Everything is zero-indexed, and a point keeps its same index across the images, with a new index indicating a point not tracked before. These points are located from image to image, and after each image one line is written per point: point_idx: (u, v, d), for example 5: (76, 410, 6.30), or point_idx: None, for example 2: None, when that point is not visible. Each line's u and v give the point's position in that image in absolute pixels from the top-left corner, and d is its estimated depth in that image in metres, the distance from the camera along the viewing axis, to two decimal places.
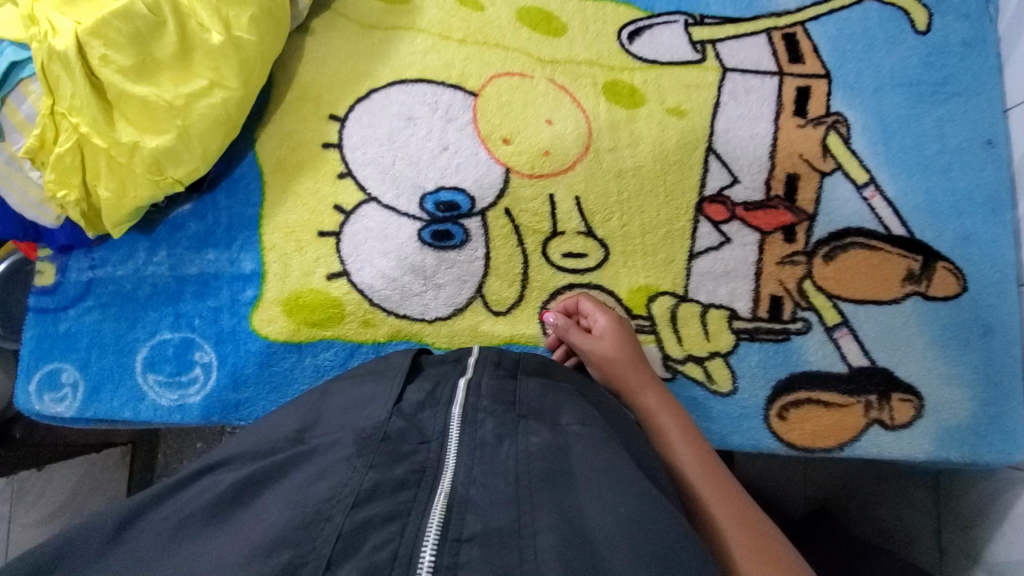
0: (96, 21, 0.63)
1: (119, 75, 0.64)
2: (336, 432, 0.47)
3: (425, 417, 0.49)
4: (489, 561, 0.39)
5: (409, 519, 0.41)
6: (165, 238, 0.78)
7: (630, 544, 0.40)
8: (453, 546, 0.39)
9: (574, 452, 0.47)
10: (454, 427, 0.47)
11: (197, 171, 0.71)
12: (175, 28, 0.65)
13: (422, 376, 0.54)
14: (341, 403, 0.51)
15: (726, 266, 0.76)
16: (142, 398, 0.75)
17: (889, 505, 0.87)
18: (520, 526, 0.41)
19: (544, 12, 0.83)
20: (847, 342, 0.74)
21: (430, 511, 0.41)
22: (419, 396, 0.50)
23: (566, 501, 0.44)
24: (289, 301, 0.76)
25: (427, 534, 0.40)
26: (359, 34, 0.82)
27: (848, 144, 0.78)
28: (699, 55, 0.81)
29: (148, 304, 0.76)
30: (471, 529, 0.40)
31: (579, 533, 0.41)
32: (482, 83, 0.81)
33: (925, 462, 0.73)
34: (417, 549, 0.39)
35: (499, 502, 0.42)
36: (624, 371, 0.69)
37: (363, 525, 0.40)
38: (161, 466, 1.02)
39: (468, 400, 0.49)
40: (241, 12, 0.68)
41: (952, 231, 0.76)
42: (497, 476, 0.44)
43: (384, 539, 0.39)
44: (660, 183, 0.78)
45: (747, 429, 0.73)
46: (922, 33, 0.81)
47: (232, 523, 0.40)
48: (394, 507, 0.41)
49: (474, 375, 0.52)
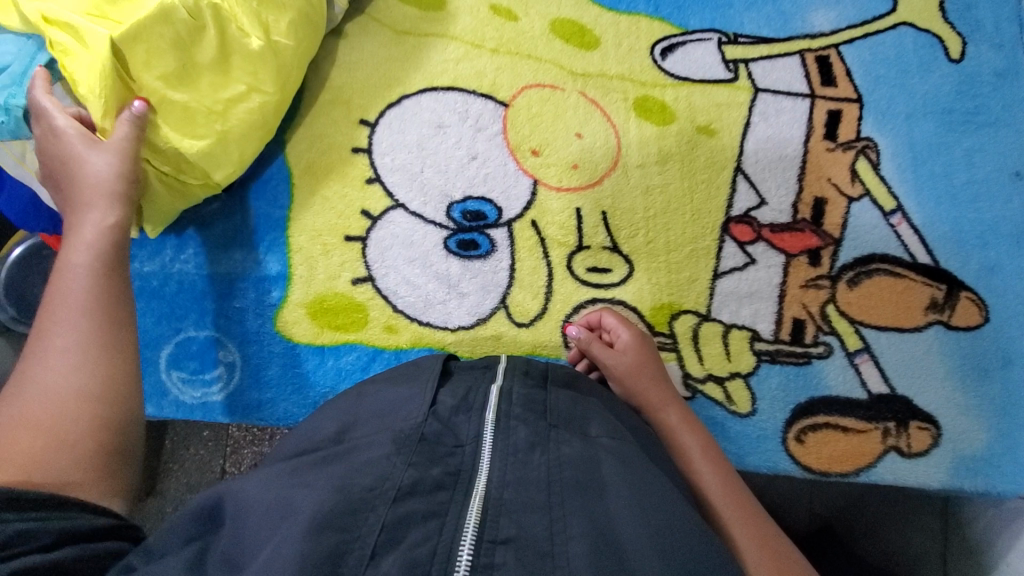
0: (135, 26, 0.61)
1: (161, 82, 0.64)
2: (371, 433, 0.47)
3: (459, 421, 0.48)
4: (522, 563, 0.38)
5: (447, 518, 0.40)
6: (193, 235, 0.78)
7: (661, 558, 0.40)
8: (489, 548, 0.39)
9: (603, 463, 0.46)
10: (487, 432, 0.47)
11: (234, 173, 0.71)
12: (215, 33, 0.65)
13: (454, 381, 0.54)
14: (374, 410, 0.51)
15: (750, 287, 0.77)
16: (165, 394, 0.76)
17: (896, 527, 0.85)
18: (553, 531, 0.40)
19: (578, 24, 0.82)
20: (867, 368, 0.75)
21: (467, 514, 0.40)
22: (453, 399, 0.51)
23: (598, 510, 0.42)
24: (314, 304, 0.76)
25: (464, 538, 0.39)
26: (392, 40, 0.82)
27: (877, 170, 0.78)
28: (731, 74, 0.81)
29: (173, 301, 0.77)
30: (507, 531, 0.40)
31: (613, 541, 0.41)
32: (513, 94, 0.81)
33: (941, 490, 0.73)
34: (455, 546, 0.39)
35: (532, 506, 0.41)
36: (645, 389, 0.69)
37: (406, 519, 0.40)
38: (168, 452, 1.00)
39: (501, 407, 0.48)
40: (281, 16, 0.69)
41: (978, 261, 0.76)
42: (530, 483, 0.43)
43: (426, 536, 0.39)
44: (687, 202, 0.78)
45: (765, 450, 0.74)
46: (955, 61, 0.81)
47: (270, 510, 0.41)
48: (433, 507, 0.41)
49: (506, 382, 0.52)
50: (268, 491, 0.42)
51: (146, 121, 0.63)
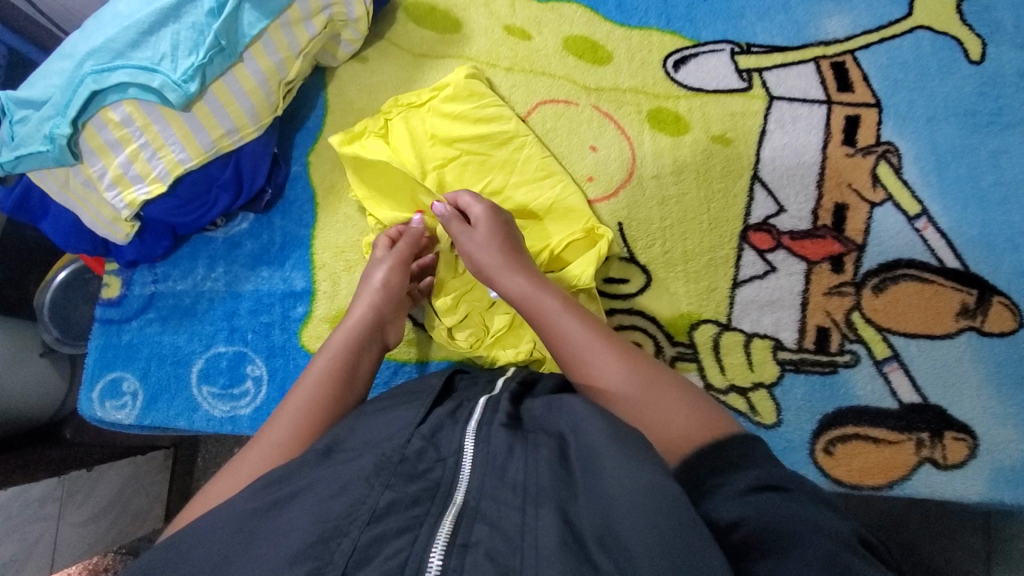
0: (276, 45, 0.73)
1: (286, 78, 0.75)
2: (361, 448, 0.49)
3: (442, 436, 0.50)
4: (493, 560, 0.39)
5: (421, 530, 0.42)
6: (223, 255, 0.81)
7: (645, 518, 0.40)
8: (460, 550, 0.40)
9: (587, 439, 0.48)
10: (468, 442, 0.49)
11: (336, 175, 0.82)
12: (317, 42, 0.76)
13: (453, 401, 0.57)
14: (374, 424, 0.52)
15: (771, 295, 0.76)
16: (196, 408, 0.78)
17: (935, 544, 0.82)
18: (524, 527, 0.41)
19: (590, 40, 0.84)
20: (897, 376, 0.73)
21: (441, 522, 0.42)
22: (438, 417, 0.53)
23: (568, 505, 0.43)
24: (336, 318, 0.78)
25: (435, 544, 0.40)
26: (410, 62, 0.85)
27: (899, 174, 0.77)
28: (745, 83, 0.81)
29: (205, 318, 0.80)
30: (478, 534, 0.41)
31: (601, 520, 0.41)
32: (528, 110, 0.82)
33: (979, 504, 0.70)
34: (426, 554, 0.40)
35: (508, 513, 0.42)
36: (495, 267, 0.67)
37: (379, 537, 0.41)
38: (201, 468, 1.11)
39: (485, 416, 0.52)
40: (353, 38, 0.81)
41: (1009, 265, 0.74)
42: (509, 489, 0.44)
43: (396, 549, 0.41)
44: (704, 211, 0.78)
45: (791, 461, 0.72)
46: (976, 63, 0.79)
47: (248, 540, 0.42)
48: (408, 521, 0.42)
49: (499, 393, 0.57)
50: (259, 505, 0.44)
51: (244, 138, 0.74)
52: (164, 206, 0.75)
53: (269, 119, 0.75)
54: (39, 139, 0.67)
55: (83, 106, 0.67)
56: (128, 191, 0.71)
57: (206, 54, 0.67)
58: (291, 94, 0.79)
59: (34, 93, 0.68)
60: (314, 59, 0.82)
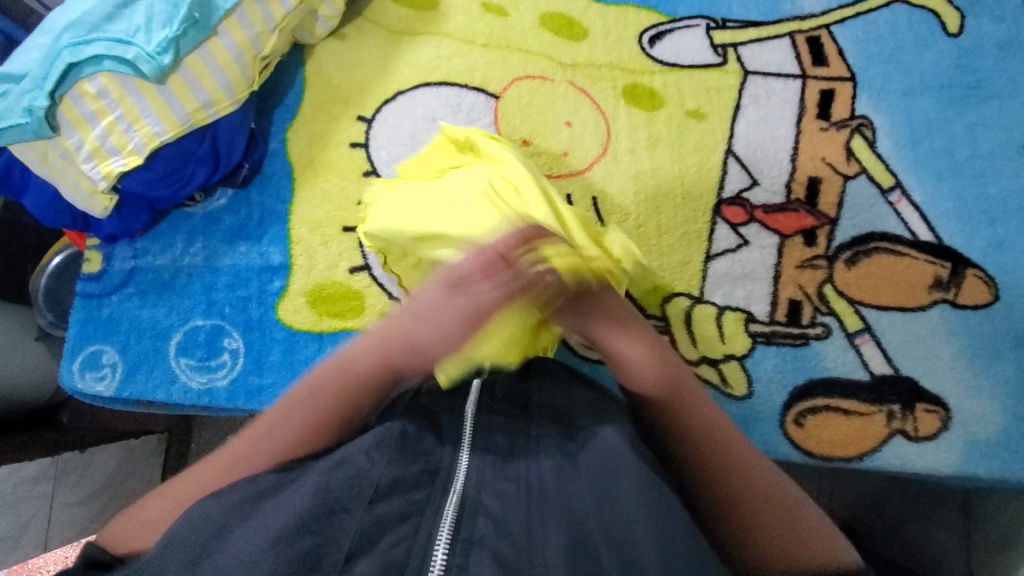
0: (253, 15, 0.74)
1: (262, 50, 0.76)
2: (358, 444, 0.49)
3: (441, 417, 0.51)
4: (499, 560, 0.40)
5: (423, 518, 0.42)
6: (201, 230, 0.82)
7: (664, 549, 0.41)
8: (465, 546, 0.40)
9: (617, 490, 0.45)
10: (468, 429, 0.49)
11: (313, 151, 0.83)
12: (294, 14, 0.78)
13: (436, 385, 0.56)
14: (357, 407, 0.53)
15: (744, 268, 0.76)
16: (174, 380, 0.79)
17: (917, 526, 0.81)
18: (530, 530, 0.42)
19: (567, 17, 0.84)
20: (869, 349, 0.73)
21: (443, 513, 0.42)
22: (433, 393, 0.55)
23: (575, 510, 0.44)
24: (313, 292, 0.79)
25: (439, 535, 0.41)
26: (389, 40, 0.85)
27: (873, 148, 0.77)
28: (720, 58, 0.81)
29: (183, 292, 0.81)
30: (481, 530, 0.41)
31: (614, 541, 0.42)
32: (504, 86, 0.82)
33: (953, 478, 0.70)
34: (431, 542, 0.41)
35: (509, 507, 0.43)
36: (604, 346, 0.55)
37: (381, 520, 0.41)
38: (194, 453, 1.12)
39: (483, 395, 0.52)
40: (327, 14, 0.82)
41: (984, 238, 0.74)
42: (507, 481, 0.46)
43: (400, 537, 0.41)
44: (678, 185, 0.78)
45: (764, 433, 0.72)
46: (953, 36, 0.79)
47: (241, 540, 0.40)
48: (407, 506, 0.43)
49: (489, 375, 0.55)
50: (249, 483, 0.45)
51: (216, 110, 0.74)
52: (141, 178, 0.76)
53: (244, 94, 0.76)
54: (17, 112, 0.68)
55: (58, 79, 0.68)
56: (105, 164, 0.72)
57: (180, 26, 0.69)
58: (268, 69, 0.80)
59: (13, 67, 0.69)
60: (291, 36, 0.83)
